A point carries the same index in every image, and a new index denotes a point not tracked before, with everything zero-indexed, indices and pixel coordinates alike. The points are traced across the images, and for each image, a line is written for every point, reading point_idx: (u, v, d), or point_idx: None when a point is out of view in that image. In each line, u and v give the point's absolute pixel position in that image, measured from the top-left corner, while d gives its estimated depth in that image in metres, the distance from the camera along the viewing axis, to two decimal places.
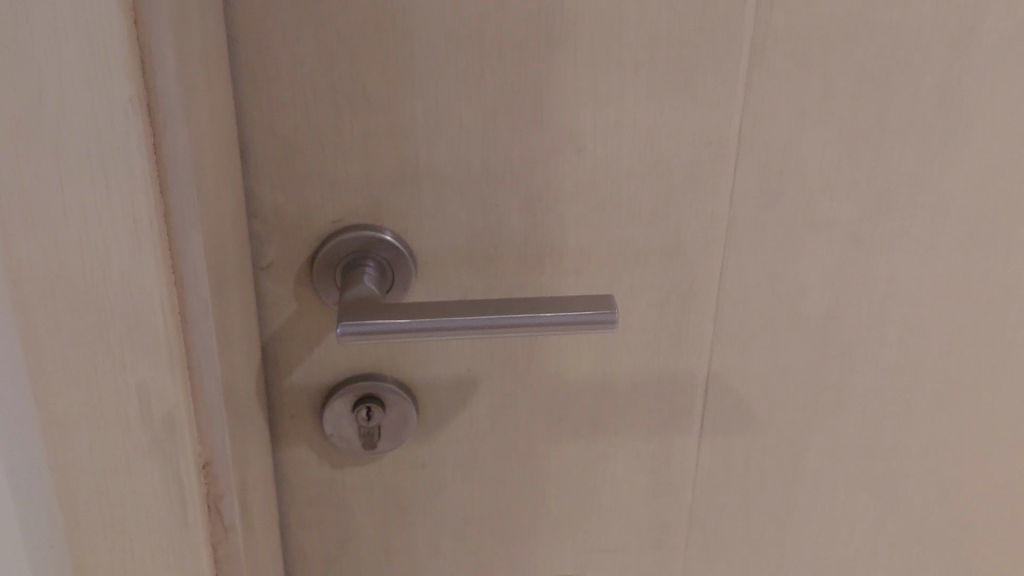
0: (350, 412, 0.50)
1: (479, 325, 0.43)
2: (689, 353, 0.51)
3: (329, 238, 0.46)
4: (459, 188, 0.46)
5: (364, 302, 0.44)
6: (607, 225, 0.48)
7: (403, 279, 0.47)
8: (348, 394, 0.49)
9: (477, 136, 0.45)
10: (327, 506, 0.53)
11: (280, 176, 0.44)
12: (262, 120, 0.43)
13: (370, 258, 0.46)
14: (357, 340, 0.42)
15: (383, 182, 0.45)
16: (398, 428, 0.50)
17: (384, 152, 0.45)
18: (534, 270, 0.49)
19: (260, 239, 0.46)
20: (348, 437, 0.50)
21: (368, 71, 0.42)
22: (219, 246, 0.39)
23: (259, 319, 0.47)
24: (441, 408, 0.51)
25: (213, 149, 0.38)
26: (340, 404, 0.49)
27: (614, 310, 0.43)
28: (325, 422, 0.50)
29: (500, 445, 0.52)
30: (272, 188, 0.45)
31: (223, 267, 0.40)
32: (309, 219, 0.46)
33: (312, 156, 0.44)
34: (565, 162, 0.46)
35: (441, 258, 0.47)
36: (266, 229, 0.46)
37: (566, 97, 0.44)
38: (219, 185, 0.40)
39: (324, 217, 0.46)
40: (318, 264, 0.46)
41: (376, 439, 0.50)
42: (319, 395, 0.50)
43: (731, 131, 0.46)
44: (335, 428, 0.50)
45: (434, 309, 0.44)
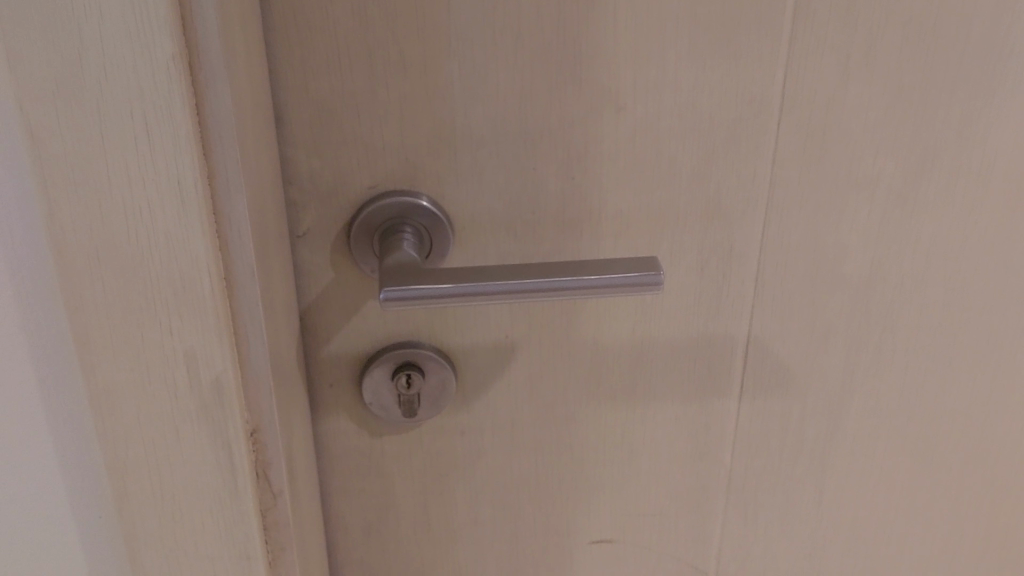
0: (390, 380, 0.49)
1: (521, 289, 0.43)
2: (729, 315, 0.51)
3: (366, 205, 0.45)
4: (496, 150, 0.45)
5: (405, 268, 0.43)
6: (646, 185, 0.47)
7: (441, 244, 0.47)
8: (387, 362, 0.49)
9: (515, 98, 0.44)
10: (367, 475, 0.53)
11: (316, 142, 0.44)
12: (298, 85, 0.42)
13: (408, 224, 0.46)
14: (400, 306, 0.42)
15: (419, 146, 0.45)
16: (438, 394, 0.50)
17: (421, 116, 0.44)
18: (572, 233, 0.48)
19: (296, 207, 0.45)
20: (388, 405, 0.50)
21: (404, 32, 0.42)
22: (261, 212, 0.39)
23: (297, 288, 0.47)
24: (480, 374, 0.51)
25: (253, 113, 0.38)
26: (379, 371, 0.49)
27: (659, 271, 0.43)
28: (365, 390, 0.49)
29: (539, 411, 0.52)
30: (308, 154, 0.44)
31: (265, 233, 0.39)
32: (346, 185, 0.45)
33: (348, 120, 0.44)
34: (604, 122, 0.45)
35: (479, 222, 0.47)
36: (303, 197, 0.45)
37: (605, 56, 0.43)
38: (259, 150, 0.39)
39: (361, 182, 0.45)
40: (355, 231, 0.46)
41: (416, 406, 0.50)
42: (357, 363, 0.50)
43: (772, 87, 0.45)
44: (375, 396, 0.50)
45: (476, 273, 0.43)
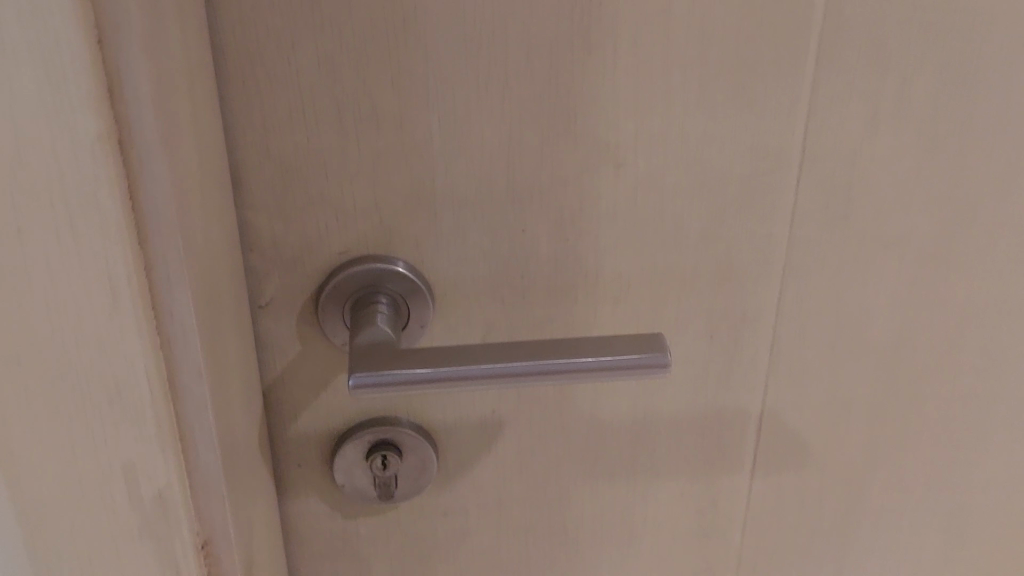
0: (363, 460, 0.44)
1: (511, 371, 0.38)
2: (739, 382, 0.46)
3: (335, 272, 0.40)
4: (482, 210, 0.40)
5: (380, 342, 0.39)
6: (648, 247, 0.42)
7: (420, 314, 0.42)
8: (360, 441, 0.44)
9: (503, 154, 0.39)
10: (339, 559, 0.48)
11: (278, 204, 0.39)
12: (256, 142, 0.37)
13: (383, 291, 0.40)
14: (374, 391, 0.37)
15: (395, 207, 0.40)
16: (416, 475, 0.45)
17: (396, 173, 0.39)
18: (567, 300, 0.43)
19: (257, 274, 0.40)
20: (362, 487, 0.45)
21: (377, 81, 0.37)
22: (211, 295, 0.34)
23: (259, 362, 0.42)
24: (464, 452, 0.46)
25: (201, 183, 0.33)
26: (352, 451, 0.44)
27: (664, 352, 0.38)
28: (337, 468, 0.44)
29: (531, 488, 0.47)
30: (269, 217, 0.39)
31: (216, 319, 0.34)
32: (313, 250, 0.40)
33: (315, 180, 0.38)
34: (602, 179, 0.40)
35: (462, 289, 0.42)
36: (265, 264, 0.40)
37: (603, 107, 0.38)
38: (210, 224, 0.34)
39: (330, 248, 0.40)
40: (323, 301, 0.41)
41: (393, 487, 0.45)
42: (328, 441, 0.45)
43: (790, 139, 0.40)
44: (347, 478, 0.45)
45: (459, 352, 0.38)
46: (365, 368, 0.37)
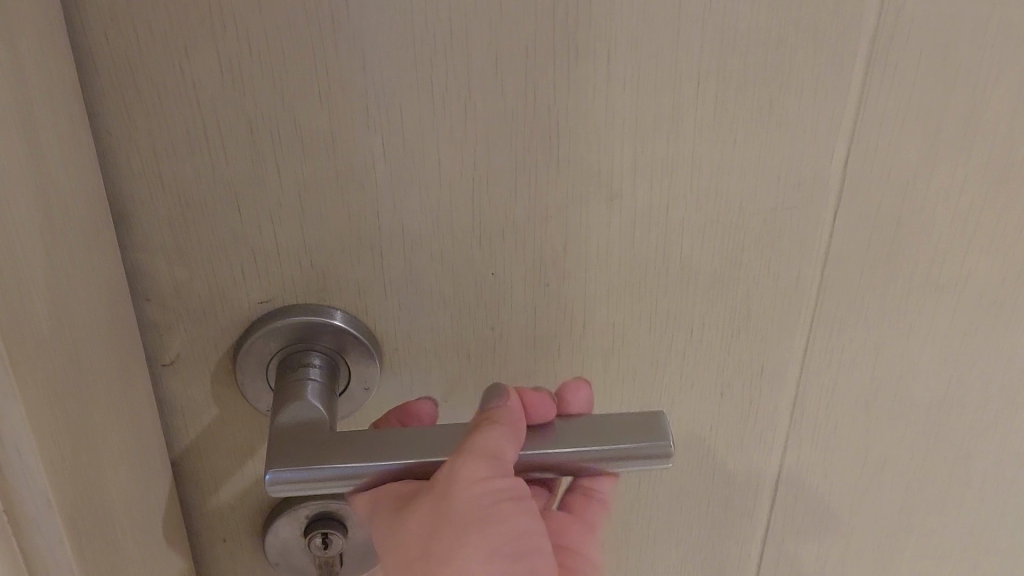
0: (301, 536, 0.37)
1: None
2: (755, 446, 0.39)
3: (256, 324, 0.32)
4: (440, 253, 0.32)
5: (308, 427, 0.30)
6: (647, 294, 0.34)
7: (364, 375, 0.34)
8: (295, 518, 0.36)
9: (465, 185, 0.31)
10: None
11: (178, 245, 0.30)
12: (145, 171, 0.29)
13: (316, 349, 0.33)
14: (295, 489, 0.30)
15: (329, 249, 0.31)
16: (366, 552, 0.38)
17: (329, 209, 0.31)
18: (547, 355, 0.35)
19: (157, 328, 0.32)
20: (301, 564, 0.38)
21: (298, 95, 0.28)
22: (71, 380, 0.26)
23: (165, 427, 0.34)
24: None
25: (45, 239, 0.25)
26: (287, 528, 0.37)
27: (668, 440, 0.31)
28: (268, 545, 0.37)
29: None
30: (165, 263, 0.31)
31: (80, 406, 0.27)
32: (227, 300, 0.32)
33: (221, 217, 0.30)
34: (591, 213, 0.32)
35: (416, 344, 0.34)
36: (167, 316, 0.32)
37: (592, 127, 0.30)
38: (62, 290, 0.26)
39: (248, 297, 0.32)
40: (241, 359, 0.33)
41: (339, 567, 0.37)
42: (256, 515, 0.37)
43: (828, 166, 0.32)
44: (282, 555, 0.38)
45: (401, 442, 0.30)
46: (282, 455, 0.30)
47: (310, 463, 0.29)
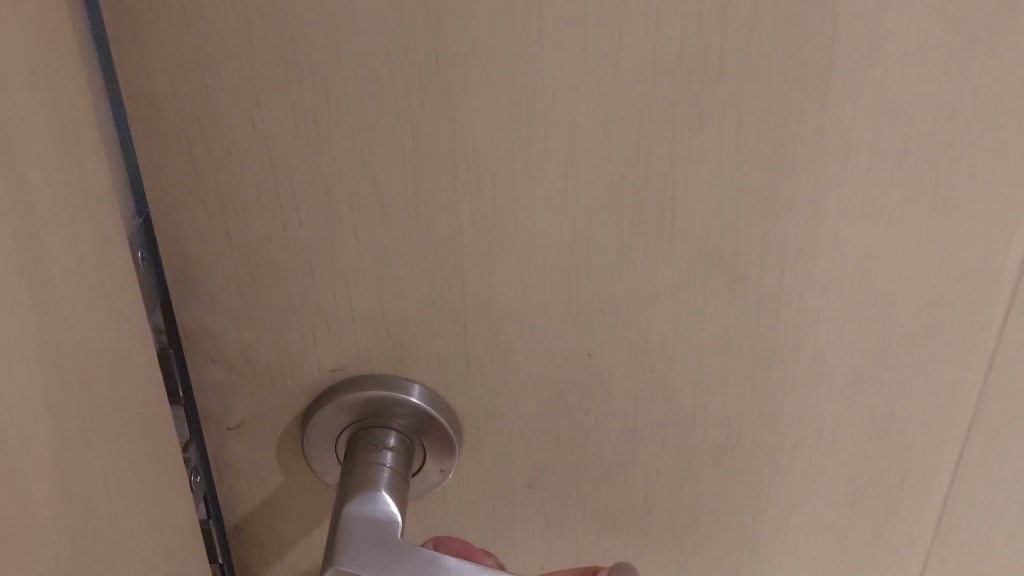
0: None
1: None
2: (886, 557, 0.34)
3: (327, 394, 0.30)
4: (533, 329, 0.28)
5: (377, 521, 0.27)
6: (770, 390, 0.29)
7: (436, 457, 0.31)
8: None
9: (563, 257, 0.27)
10: None
11: (245, 308, 0.28)
12: (211, 230, 0.26)
13: (390, 428, 0.30)
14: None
15: (410, 320, 0.28)
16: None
17: (410, 278, 0.27)
18: (650, 447, 0.31)
19: (222, 391, 0.29)
20: None
21: (380, 157, 0.25)
22: (151, 460, 0.24)
23: (228, 493, 0.32)
24: None
25: (120, 309, 0.22)
26: None
27: None
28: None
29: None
30: (231, 327, 0.28)
31: (154, 487, 0.24)
32: (297, 367, 0.29)
33: (291, 282, 0.27)
34: (709, 297, 0.28)
35: (500, 423, 0.30)
36: (233, 380, 0.29)
37: (716, 202, 0.26)
38: (136, 362, 0.23)
39: (320, 366, 0.29)
40: (310, 430, 0.30)
41: None
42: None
43: (999, 256, 0.27)
44: None
45: (475, 573, 0.27)
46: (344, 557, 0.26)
47: (372, 571, 0.26)
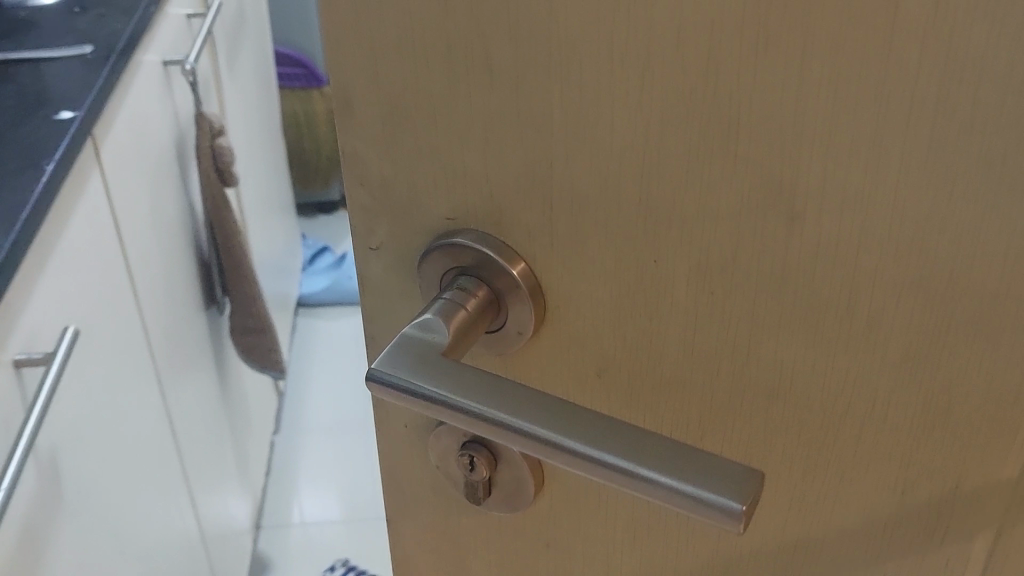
0: (456, 453, 0.38)
1: (543, 430, 0.29)
2: (942, 556, 0.32)
3: (447, 239, 0.34)
4: (605, 224, 0.31)
5: (423, 341, 0.31)
6: (823, 343, 0.29)
7: (518, 321, 0.34)
8: (453, 429, 0.38)
9: (634, 158, 0.29)
10: (433, 538, 0.43)
11: (384, 143, 0.33)
12: (364, 68, 0.32)
13: (482, 279, 0.33)
14: (385, 392, 0.31)
15: (507, 190, 0.32)
16: (516, 487, 0.38)
17: (508, 147, 0.31)
18: (705, 369, 0.32)
19: (366, 213, 0.35)
20: (455, 477, 0.39)
21: (492, 29, 0.29)
22: None
23: (366, 301, 0.38)
24: (570, 488, 0.38)
25: None
26: (447, 437, 0.38)
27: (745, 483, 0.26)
28: (431, 452, 0.40)
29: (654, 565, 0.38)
30: (375, 158, 0.34)
31: None
32: (421, 208, 0.34)
33: (420, 129, 0.32)
34: (767, 230, 0.28)
35: (574, 311, 0.33)
36: (373, 205, 0.35)
37: (776, 134, 0.27)
38: None
39: (437, 212, 0.34)
40: (429, 261, 0.35)
41: (483, 495, 0.39)
42: (421, 425, 0.39)
43: None
44: (443, 463, 0.39)
45: (489, 387, 0.30)
46: (388, 353, 0.31)
47: (402, 371, 0.31)
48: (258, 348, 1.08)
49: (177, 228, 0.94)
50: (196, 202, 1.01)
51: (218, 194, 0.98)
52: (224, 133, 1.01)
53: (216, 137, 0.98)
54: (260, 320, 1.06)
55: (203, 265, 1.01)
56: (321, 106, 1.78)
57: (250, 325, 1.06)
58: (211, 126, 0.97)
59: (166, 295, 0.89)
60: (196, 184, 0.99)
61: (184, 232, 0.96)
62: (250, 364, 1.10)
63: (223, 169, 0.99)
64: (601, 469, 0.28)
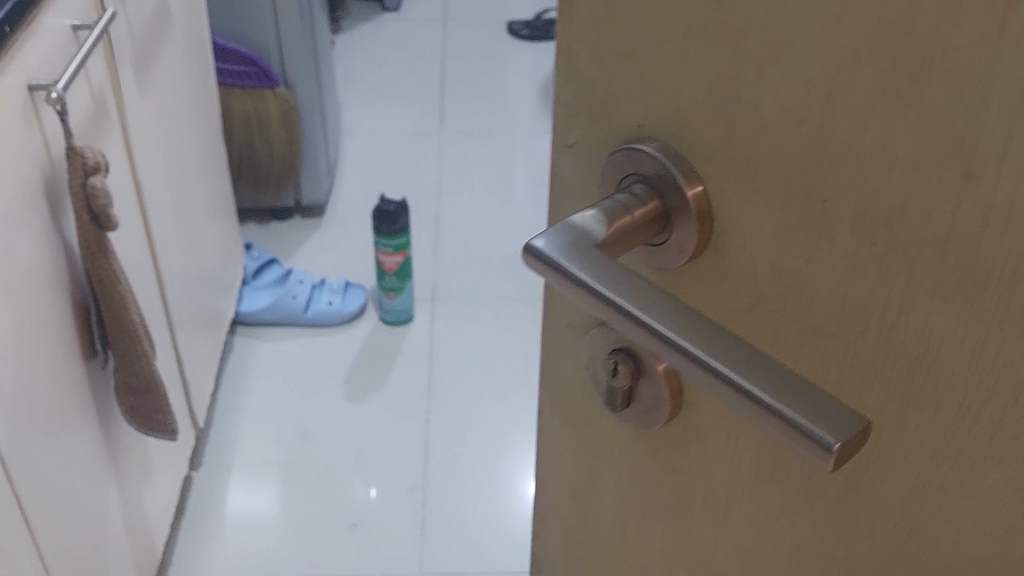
0: (604, 355, 0.38)
1: (690, 346, 0.30)
2: None
3: (634, 145, 0.34)
4: (781, 152, 0.30)
5: (583, 229, 0.33)
6: (977, 318, 0.27)
7: (681, 241, 0.34)
8: (606, 331, 0.38)
9: (821, 88, 0.28)
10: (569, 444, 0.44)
11: (597, 41, 0.34)
12: None
13: (659, 192, 0.34)
14: (545, 271, 0.32)
15: (696, 106, 0.32)
16: (653, 406, 0.37)
17: (705, 61, 0.31)
18: (851, 325, 0.31)
19: (570, 110, 0.37)
20: (599, 380, 0.39)
21: None
22: None
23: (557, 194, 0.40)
24: (690, 435, 0.37)
25: None
26: (601, 338, 0.38)
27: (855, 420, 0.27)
28: (584, 351, 0.40)
29: (752, 544, 0.36)
30: (585, 52, 0.35)
31: None
32: (615, 114, 0.35)
33: (630, 32, 0.33)
34: (940, 182, 0.27)
35: (737, 239, 0.33)
36: (577, 103, 0.36)
37: (966, 77, 0.25)
38: None
39: (628, 120, 0.35)
40: (612, 160, 0.35)
41: (619, 404, 0.38)
42: (582, 320, 0.39)
43: None
44: (591, 364, 0.40)
45: (632, 284, 0.31)
46: (555, 237, 0.32)
47: (564, 257, 0.32)
48: (143, 408, 0.91)
49: (39, 275, 0.78)
50: (76, 245, 0.85)
51: (94, 243, 0.81)
52: (98, 172, 0.81)
53: (89, 177, 0.80)
54: (142, 379, 0.89)
55: (79, 309, 0.85)
56: (275, 107, 1.50)
57: (132, 382, 0.89)
58: (85, 163, 0.79)
59: (37, 357, 0.77)
60: (74, 225, 0.83)
61: (48, 282, 0.79)
62: (133, 424, 0.93)
63: (100, 213, 0.80)
64: (734, 395, 0.29)
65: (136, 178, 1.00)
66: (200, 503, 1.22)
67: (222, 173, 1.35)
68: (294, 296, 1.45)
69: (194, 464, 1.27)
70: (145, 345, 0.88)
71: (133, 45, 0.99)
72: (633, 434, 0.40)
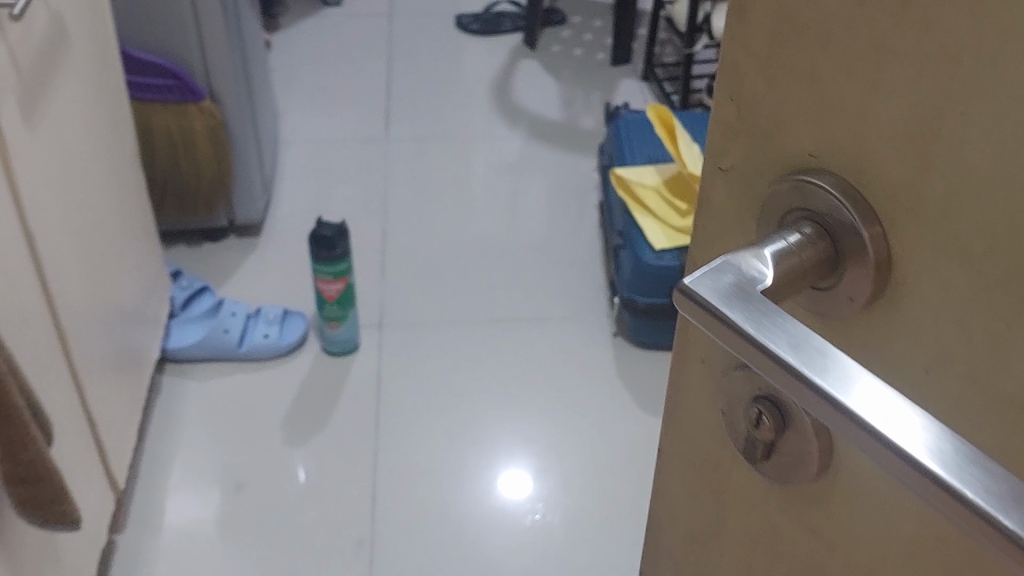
0: (746, 398, 0.31)
1: (875, 422, 0.24)
2: None
3: (805, 169, 0.27)
4: (1002, 195, 0.23)
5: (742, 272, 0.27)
6: None
7: (850, 289, 0.27)
8: (751, 374, 0.31)
9: None
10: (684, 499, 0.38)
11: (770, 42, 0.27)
12: None
13: (832, 235, 0.27)
14: (703, 320, 0.27)
15: (889, 128, 0.25)
16: (795, 462, 0.30)
17: (907, 73, 0.24)
18: None
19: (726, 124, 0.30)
20: (735, 426, 0.32)
21: None
22: None
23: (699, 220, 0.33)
24: (851, 516, 0.30)
25: None
26: (743, 382, 0.31)
27: None
28: (708, 407, 0.34)
29: None
30: (752, 57, 0.28)
31: None
32: (784, 133, 0.28)
33: (813, 36, 0.26)
34: None
35: (933, 296, 0.26)
36: (734, 116, 0.29)
37: None
38: None
39: (801, 142, 0.27)
40: (773, 181, 0.29)
41: (761, 457, 0.31)
42: (703, 374, 0.34)
43: None
44: (726, 407, 0.32)
45: (805, 347, 0.25)
46: (719, 281, 0.26)
47: (731, 305, 0.26)
48: (37, 500, 0.73)
49: None
50: None
51: None
52: None
53: None
54: (28, 470, 0.71)
55: None
56: (200, 124, 1.37)
57: (19, 473, 0.71)
58: None
59: None
60: None
61: None
62: (27, 518, 0.75)
63: None
64: (932, 489, 0.23)
65: (24, 225, 0.84)
66: (129, 565, 1.12)
67: (139, 204, 1.19)
68: (226, 330, 1.36)
69: (117, 526, 1.16)
70: (33, 429, 0.70)
71: (19, 76, 0.84)
72: (765, 510, 0.34)
